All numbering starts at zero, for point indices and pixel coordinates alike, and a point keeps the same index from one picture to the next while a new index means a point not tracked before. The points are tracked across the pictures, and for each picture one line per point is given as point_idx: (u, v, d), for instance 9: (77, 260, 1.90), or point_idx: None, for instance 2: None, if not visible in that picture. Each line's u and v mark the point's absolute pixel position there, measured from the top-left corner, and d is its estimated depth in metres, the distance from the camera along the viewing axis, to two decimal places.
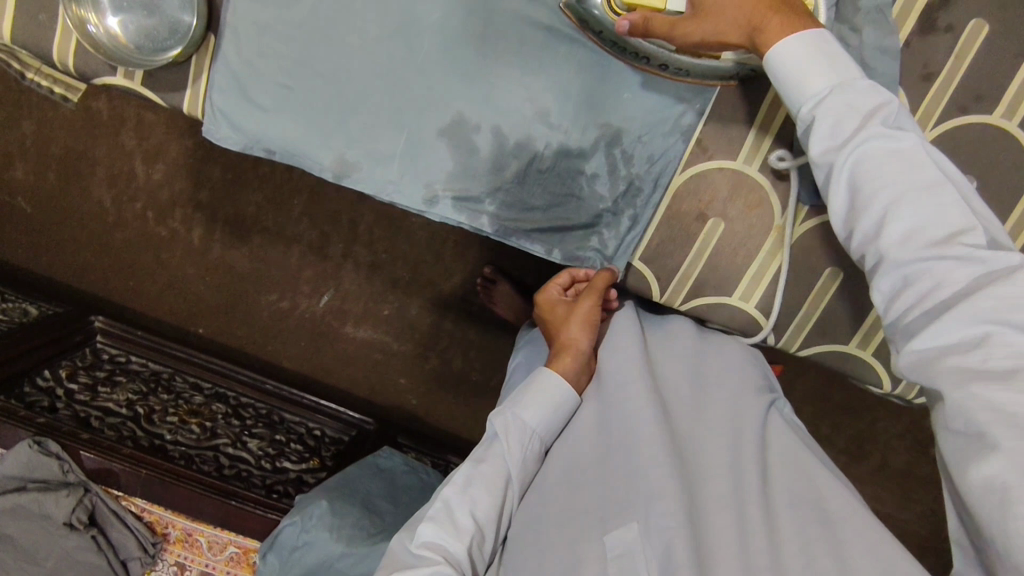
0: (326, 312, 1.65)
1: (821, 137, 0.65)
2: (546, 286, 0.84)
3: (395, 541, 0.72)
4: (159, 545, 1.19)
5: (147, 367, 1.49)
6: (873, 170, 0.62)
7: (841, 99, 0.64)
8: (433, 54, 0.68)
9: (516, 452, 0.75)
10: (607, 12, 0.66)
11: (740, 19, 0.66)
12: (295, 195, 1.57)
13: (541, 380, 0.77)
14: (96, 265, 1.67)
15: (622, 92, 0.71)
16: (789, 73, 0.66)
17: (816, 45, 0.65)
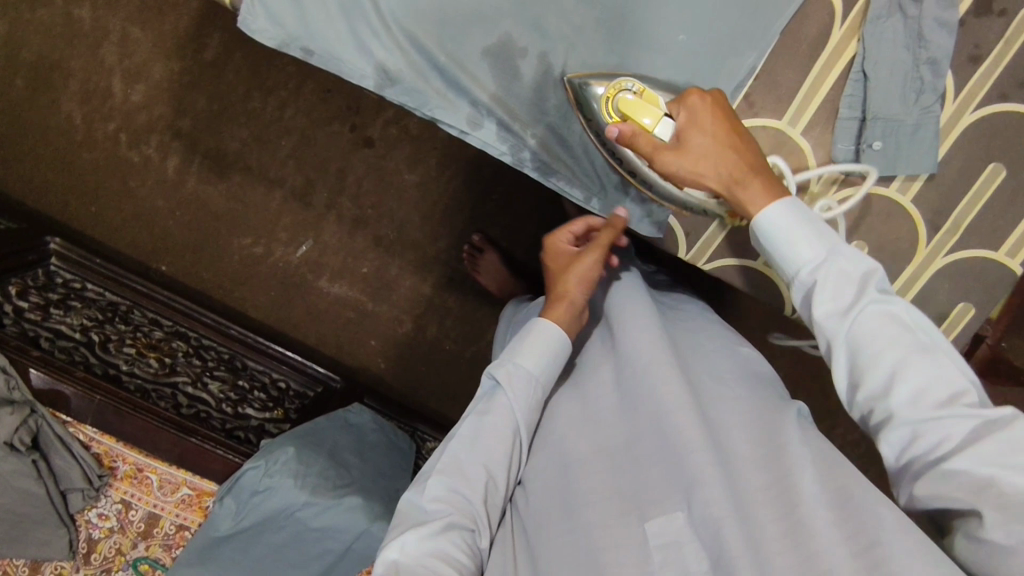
0: (301, 263, 1.58)
1: (822, 300, 0.61)
2: (556, 231, 0.84)
3: (406, 497, 0.71)
4: (105, 480, 1.11)
5: (102, 296, 1.40)
6: (871, 336, 0.59)
7: (834, 266, 0.61)
8: None
9: (521, 404, 0.73)
10: (599, 112, 0.67)
11: (721, 167, 0.65)
12: (284, 136, 1.51)
13: (538, 329, 0.76)
14: (55, 185, 1.55)
15: (676, 33, 0.67)
16: (781, 238, 0.63)
17: (796, 214, 0.63)
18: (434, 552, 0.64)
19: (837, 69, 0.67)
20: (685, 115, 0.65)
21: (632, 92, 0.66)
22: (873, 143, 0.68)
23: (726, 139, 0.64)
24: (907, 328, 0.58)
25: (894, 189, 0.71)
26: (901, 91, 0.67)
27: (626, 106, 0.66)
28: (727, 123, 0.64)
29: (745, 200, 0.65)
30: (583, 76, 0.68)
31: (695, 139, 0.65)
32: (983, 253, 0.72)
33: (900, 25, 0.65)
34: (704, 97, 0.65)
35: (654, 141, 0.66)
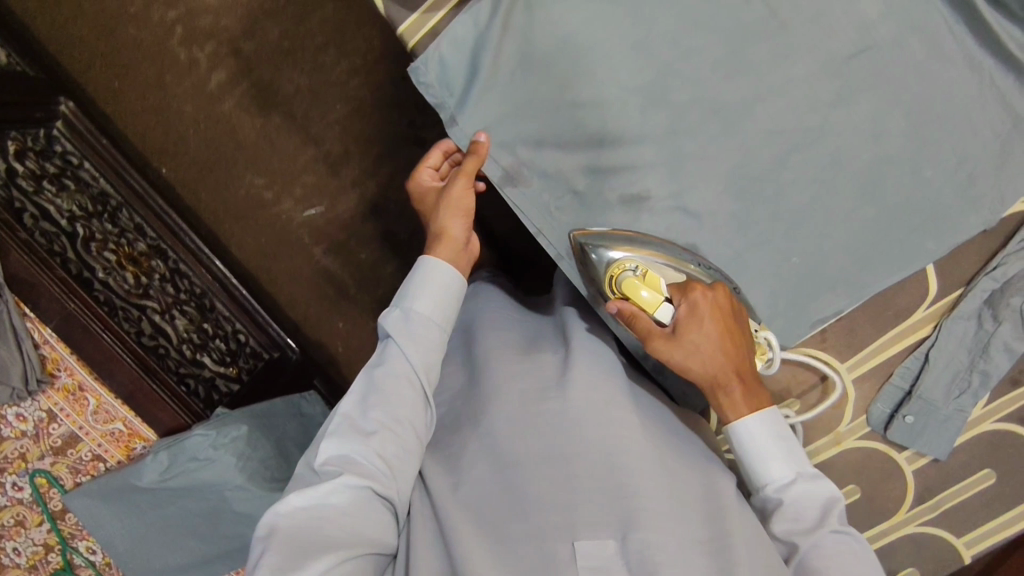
0: (304, 224, 1.53)
1: (783, 519, 0.67)
2: (417, 171, 0.84)
3: (301, 464, 0.74)
4: (42, 386, 1.04)
5: (97, 182, 1.30)
6: (824, 563, 0.64)
7: (799, 492, 0.67)
8: (657, 129, 0.67)
9: (416, 352, 0.76)
10: (604, 269, 0.69)
11: (710, 370, 0.66)
12: (341, 101, 1.45)
13: (425, 267, 0.79)
14: (86, 42, 1.42)
15: (790, 256, 0.70)
16: (754, 453, 0.68)
17: (770, 431, 0.67)
18: (317, 512, 0.67)
19: (907, 342, 0.74)
20: (684, 308, 0.66)
21: (636, 273, 0.67)
22: (907, 416, 0.75)
23: (718, 352, 0.66)
24: (856, 559, 0.63)
25: (902, 457, 0.77)
26: (948, 382, 0.73)
27: (630, 288, 0.67)
28: (721, 334, 0.66)
29: (728, 406, 0.68)
30: (591, 235, 0.69)
31: (690, 334, 0.65)
32: (947, 535, 0.80)
33: (973, 331, 0.72)
34: (707, 298, 0.66)
35: (651, 323, 0.67)
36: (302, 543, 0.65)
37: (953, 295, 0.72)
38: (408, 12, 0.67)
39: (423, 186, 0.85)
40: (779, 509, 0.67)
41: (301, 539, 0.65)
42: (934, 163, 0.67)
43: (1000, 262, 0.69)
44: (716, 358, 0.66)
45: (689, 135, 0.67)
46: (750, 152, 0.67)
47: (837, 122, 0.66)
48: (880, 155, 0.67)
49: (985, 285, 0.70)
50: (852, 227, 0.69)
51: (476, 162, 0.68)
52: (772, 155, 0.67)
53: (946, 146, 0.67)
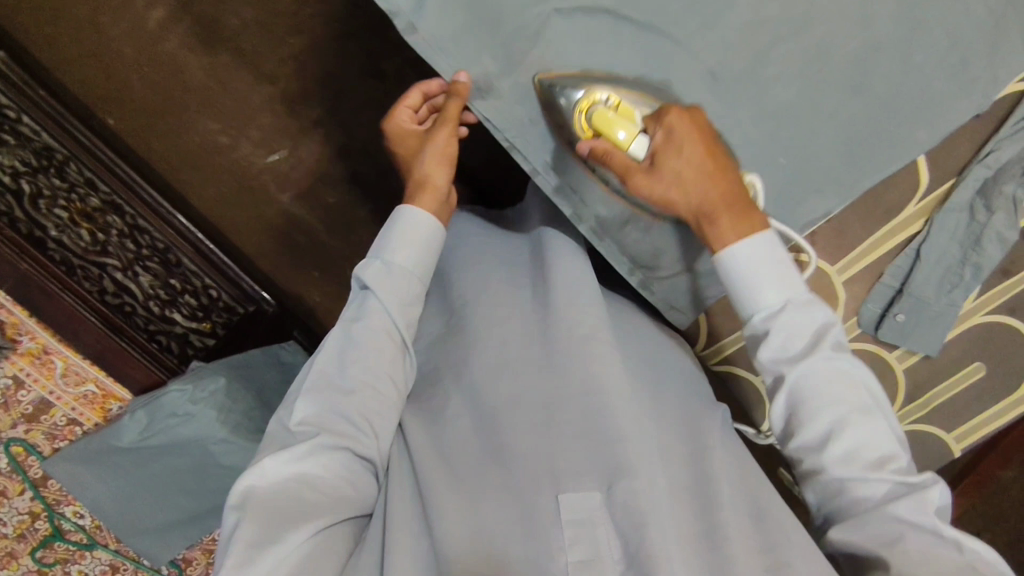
0: (267, 170, 1.46)
1: (771, 347, 0.60)
2: (395, 111, 0.77)
3: (271, 425, 0.68)
4: (4, 351, 0.99)
5: (38, 137, 1.17)
6: (816, 391, 0.58)
7: (790, 317, 0.60)
8: (630, 26, 0.62)
9: (399, 310, 0.73)
10: (575, 110, 0.62)
11: (697, 194, 0.62)
12: (293, 34, 1.33)
13: (404, 217, 0.75)
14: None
15: (778, 156, 0.67)
16: (740, 280, 0.61)
17: (758, 250, 0.61)
18: (292, 479, 0.63)
19: (897, 239, 0.72)
20: (660, 135, 0.61)
21: (607, 105, 0.62)
22: (898, 315, 0.74)
23: (693, 169, 0.61)
24: (849, 386, 0.58)
25: (894, 356, 0.77)
26: (939, 278, 0.72)
27: (600, 120, 0.61)
28: (703, 153, 0.61)
29: (713, 236, 0.62)
30: (558, 76, 0.63)
31: (670, 160, 0.61)
32: (937, 432, 0.81)
33: (965, 223, 0.69)
34: (683, 116, 0.61)
35: (627, 159, 0.62)
36: (276, 511, 0.60)
37: (945, 187, 0.69)
38: None
39: (402, 127, 0.79)
40: (767, 337, 0.60)
41: (275, 508, 0.60)
42: (925, 47, 0.63)
43: (992, 148, 0.66)
44: (699, 183, 0.61)
45: (664, 29, 0.62)
46: (731, 46, 0.63)
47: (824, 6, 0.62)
48: (869, 41, 0.63)
49: (976, 175, 0.67)
50: (842, 121, 0.66)
51: (461, 102, 0.65)
52: (754, 48, 0.63)
53: (937, 26, 0.63)
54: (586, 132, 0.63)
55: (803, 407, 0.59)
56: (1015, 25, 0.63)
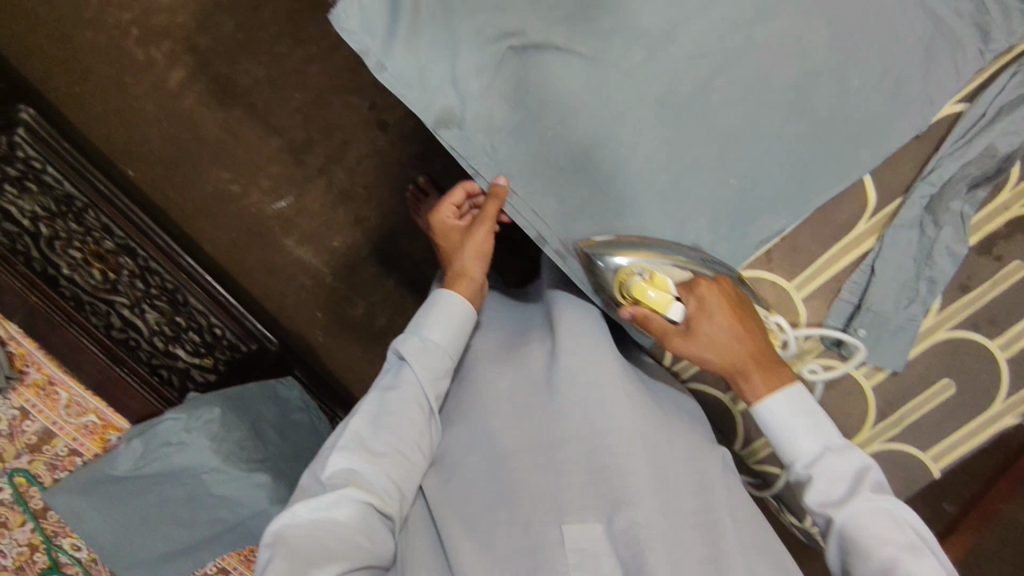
0: (274, 216, 1.52)
1: (816, 491, 0.67)
2: (439, 208, 0.83)
3: (305, 477, 0.72)
4: (11, 382, 1.04)
5: (60, 185, 1.30)
6: (862, 534, 0.63)
7: (829, 463, 0.67)
8: (580, 58, 0.67)
9: (426, 376, 0.77)
10: (613, 275, 0.70)
11: (729, 357, 0.67)
12: (301, 88, 1.44)
13: (438, 300, 0.79)
14: (45, 50, 1.43)
15: (728, 177, 0.70)
16: (780, 434, 0.69)
17: (793, 408, 0.68)
18: (322, 523, 0.66)
19: (852, 255, 0.74)
20: (693, 304, 0.68)
21: (644, 277, 0.68)
22: (859, 330, 0.75)
23: (726, 342, 0.67)
24: (897, 527, 0.63)
25: (860, 372, 0.77)
26: (897, 293, 0.74)
27: (637, 291, 0.68)
28: (732, 321, 0.67)
29: (749, 389, 0.69)
30: (597, 244, 0.70)
31: (702, 328, 0.67)
32: (912, 450, 0.80)
33: (916, 239, 0.72)
34: (713, 289, 0.68)
35: (665, 324, 0.69)
36: (305, 552, 0.64)
37: (894, 204, 0.72)
38: None
39: (445, 223, 0.84)
40: (810, 482, 0.67)
41: (305, 548, 0.64)
42: (860, 71, 0.68)
43: (935, 166, 0.70)
44: (733, 344, 0.67)
45: (612, 62, 0.67)
46: (677, 74, 0.67)
47: (761, 37, 0.66)
48: (806, 68, 0.67)
49: (920, 193, 0.70)
50: (787, 141, 0.69)
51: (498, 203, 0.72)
52: (698, 77, 0.68)
53: (870, 53, 0.67)
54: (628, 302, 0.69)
55: (853, 548, 0.64)
56: (943, 49, 0.68)
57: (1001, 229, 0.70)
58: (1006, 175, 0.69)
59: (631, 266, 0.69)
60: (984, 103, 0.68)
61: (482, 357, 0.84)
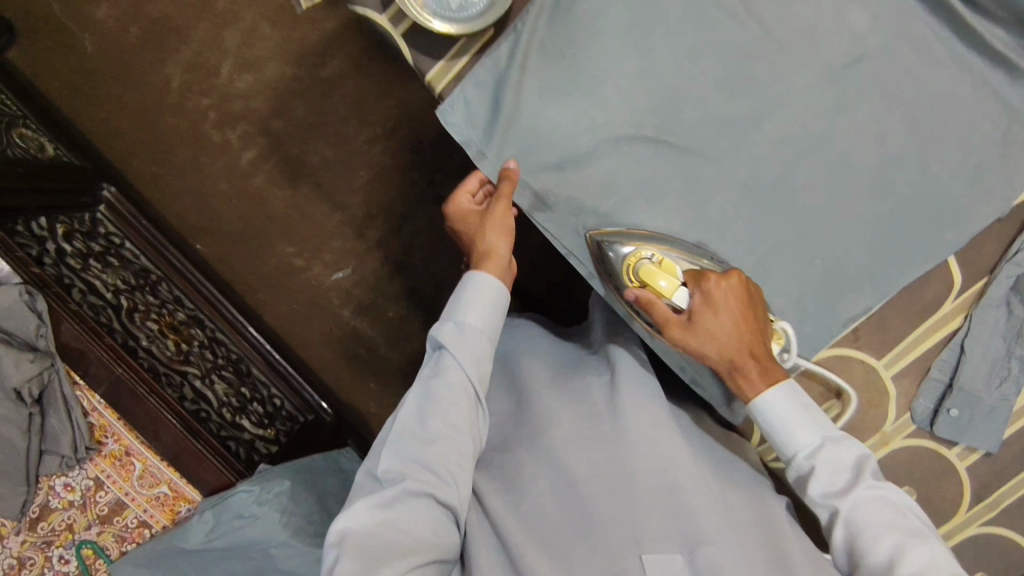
0: (333, 288, 1.56)
1: (817, 483, 0.68)
2: (455, 196, 0.78)
3: (359, 474, 0.72)
4: (90, 453, 1.08)
5: (138, 260, 1.37)
6: (869, 520, 0.64)
7: (831, 451, 0.68)
8: (671, 146, 0.71)
9: (469, 364, 0.74)
10: (620, 262, 0.70)
11: (732, 346, 0.68)
12: (364, 167, 1.51)
13: (469, 286, 0.77)
14: (128, 135, 1.53)
15: (815, 257, 0.72)
16: (781, 424, 0.69)
17: (791, 397, 0.69)
18: (385, 525, 0.66)
19: (940, 334, 0.75)
20: (699, 296, 0.68)
21: (653, 261, 0.69)
22: (951, 409, 0.74)
23: (731, 334, 0.68)
24: (897, 511, 0.64)
25: (953, 453, 0.76)
26: (987, 372, 0.74)
27: (646, 275, 0.69)
28: (738, 314, 0.67)
29: (745, 387, 0.70)
30: (608, 232, 0.71)
31: (705, 320, 0.68)
32: (1011, 535, 0.78)
33: (1003, 318, 0.73)
34: (722, 280, 0.68)
35: (668, 310, 0.69)
36: (370, 552, 0.64)
37: (978, 284, 0.73)
38: (433, 59, 0.71)
39: (463, 211, 0.79)
40: (811, 474, 0.68)
41: (370, 549, 0.64)
42: (942, 156, 0.70)
43: (1019, 248, 0.72)
44: (738, 335, 0.68)
45: (700, 149, 0.71)
46: (764, 161, 0.71)
47: (844, 126, 0.70)
48: (888, 154, 0.70)
49: (1006, 275, 0.72)
50: (872, 223, 0.72)
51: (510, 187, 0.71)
52: (784, 163, 0.71)
53: (950, 140, 0.70)
54: (630, 285, 0.70)
55: (859, 536, 0.65)
56: (1023, 136, 0.70)
57: None
58: None
59: (643, 253, 0.70)
60: None
61: (534, 379, 0.83)
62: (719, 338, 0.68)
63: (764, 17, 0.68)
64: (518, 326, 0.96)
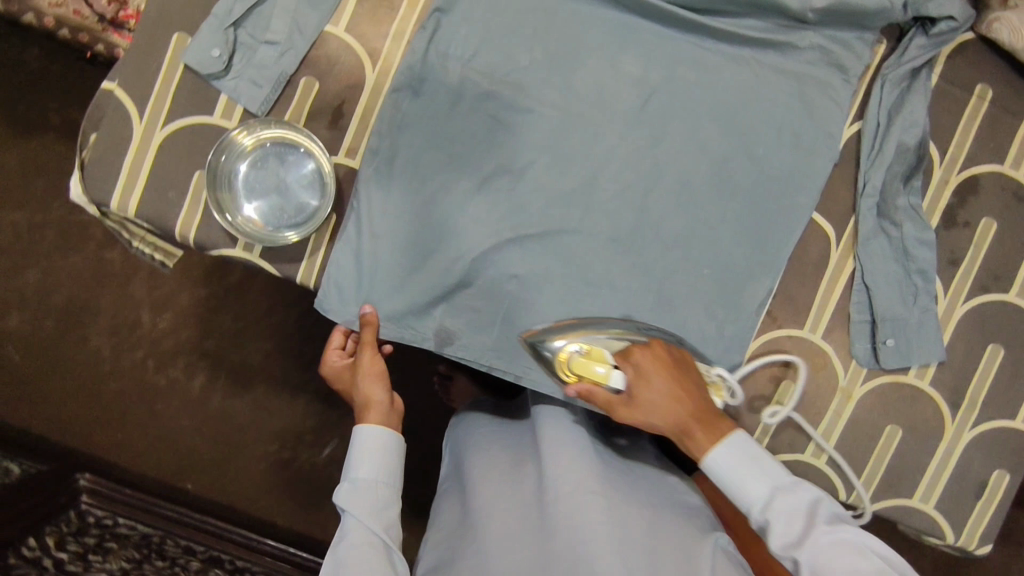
0: (327, 465, 1.48)
1: (777, 534, 0.63)
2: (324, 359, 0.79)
3: None
4: None
5: (135, 530, 1.36)
6: (830, 566, 0.60)
7: (783, 503, 0.64)
8: (534, 235, 0.76)
9: (373, 519, 0.68)
10: (557, 355, 0.71)
11: (674, 409, 0.67)
12: (309, 340, 1.48)
13: (356, 443, 0.73)
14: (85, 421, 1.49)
15: (701, 268, 0.77)
16: (729, 477, 0.66)
17: (739, 450, 0.66)
18: None
19: (842, 281, 0.79)
20: (631, 370, 0.68)
21: (580, 352, 0.70)
22: (887, 341, 0.77)
23: (667, 400, 0.66)
24: (857, 555, 0.60)
25: (911, 377, 0.79)
26: (899, 295, 0.77)
27: (577, 366, 0.69)
28: (668, 380, 0.67)
29: (694, 447, 0.67)
30: (538, 331, 0.74)
31: (643, 392, 0.67)
32: (1003, 422, 0.80)
33: (887, 244, 0.77)
34: (647, 356, 0.68)
35: (608, 395, 0.68)
36: None
37: (850, 226, 0.78)
38: (297, 262, 0.75)
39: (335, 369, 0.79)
40: (769, 527, 0.64)
41: None
42: (759, 139, 0.77)
43: (866, 181, 0.77)
44: (673, 400, 0.66)
45: (559, 226, 0.76)
46: (616, 213, 0.77)
47: (666, 153, 0.77)
48: (713, 158, 0.77)
49: (868, 208, 0.77)
50: (732, 219, 0.77)
51: (373, 331, 0.75)
52: (633, 207, 0.77)
53: (760, 123, 0.77)
54: (567, 378, 0.71)
55: None
56: (818, 91, 0.77)
57: (953, 201, 0.79)
58: (925, 163, 0.77)
59: (569, 347, 0.71)
60: (873, 116, 0.77)
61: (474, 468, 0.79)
62: (660, 406, 0.67)
63: (555, 100, 0.75)
64: (469, 421, 0.92)
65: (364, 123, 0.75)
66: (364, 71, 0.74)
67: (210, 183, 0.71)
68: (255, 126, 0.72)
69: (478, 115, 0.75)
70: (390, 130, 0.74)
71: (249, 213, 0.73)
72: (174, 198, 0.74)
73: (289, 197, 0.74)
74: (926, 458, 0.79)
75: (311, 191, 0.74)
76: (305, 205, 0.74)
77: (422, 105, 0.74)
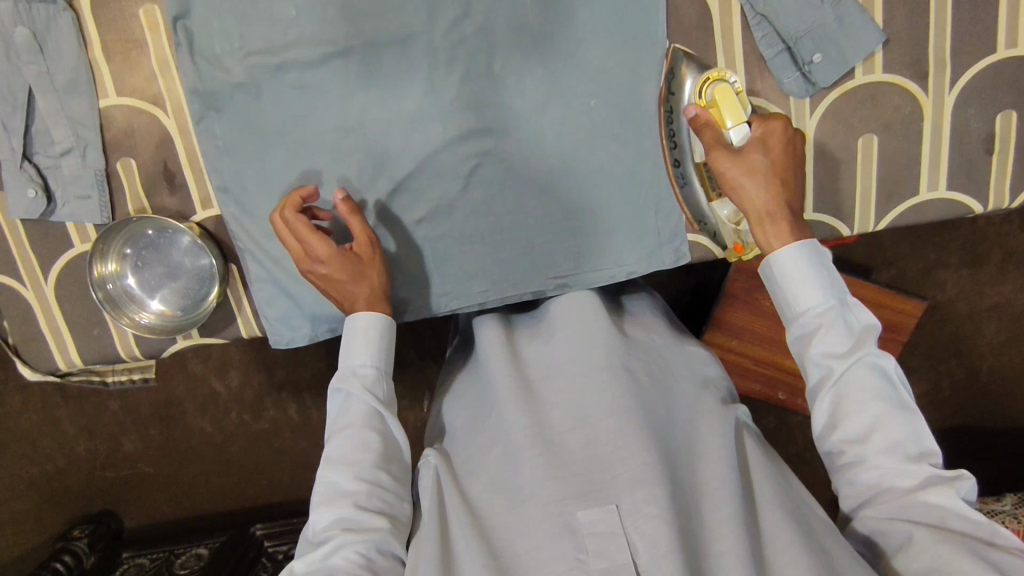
0: None
1: (821, 339, 0.57)
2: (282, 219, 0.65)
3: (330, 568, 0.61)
4: None
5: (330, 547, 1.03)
6: (859, 394, 0.55)
7: (837, 316, 0.57)
8: (414, 170, 0.70)
9: (377, 403, 0.62)
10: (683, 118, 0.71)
11: (775, 184, 0.60)
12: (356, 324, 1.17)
13: (358, 325, 0.64)
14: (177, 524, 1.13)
15: (587, 99, 0.69)
16: (790, 277, 0.58)
17: (809, 256, 0.58)
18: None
19: (737, 27, 0.70)
20: (760, 130, 0.63)
21: (733, 88, 0.68)
22: (814, 59, 0.69)
23: (767, 169, 0.60)
24: (895, 393, 0.55)
25: (860, 77, 0.70)
26: (801, 4, 0.68)
27: (722, 93, 0.67)
28: (779, 163, 0.61)
29: (765, 235, 0.60)
30: (686, 62, 0.71)
31: (755, 155, 0.61)
32: (983, 62, 0.69)
33: None
34: (785, 133, 0.62)
35: (721, 135, 0.63)
36: None
37: None
38: (234, 322, 0.77)
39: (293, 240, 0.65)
40: (816, 334, 0.57)
41: None
42: None
43: None
44: (775, 177, 0.60)
45: (426, 149, 0.69)
46: (475, 102, 0.68)
47: (485, 11, 0.67)
48: None
49: None
50: (586, 35, 0.68)
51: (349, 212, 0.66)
52: (486, 84, 0.68)
53: None
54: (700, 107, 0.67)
55: (849, 403, 0.55)
56: None
57: None
58: None
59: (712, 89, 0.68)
60: None
61: (503, 375, 0.65)
62: (766, 177, 0.60)
63: (345, 31, 0.66)
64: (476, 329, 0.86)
65: (197, 169, 0.72)
66: (160, 121, 0.71)
67: (111, 310, 0.72)
68: (106, 237, 0.70)
69: (287, 93, 0.68)
70: (221, 162, 0.70)
71: (157, 307, 0.74)
72: (100, 332, 0.76)
73: (185, 272, 0.74)
74: (915, 148, 0.72)
75: (199, 260, 0.74)
76: (201, 269, 0.74)
77: (230, 119, 0.68)
